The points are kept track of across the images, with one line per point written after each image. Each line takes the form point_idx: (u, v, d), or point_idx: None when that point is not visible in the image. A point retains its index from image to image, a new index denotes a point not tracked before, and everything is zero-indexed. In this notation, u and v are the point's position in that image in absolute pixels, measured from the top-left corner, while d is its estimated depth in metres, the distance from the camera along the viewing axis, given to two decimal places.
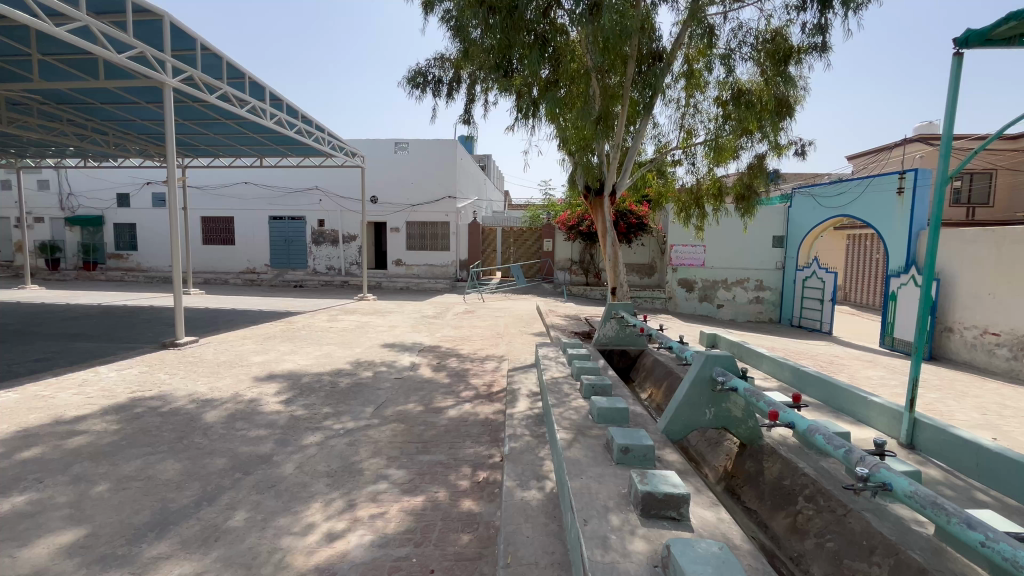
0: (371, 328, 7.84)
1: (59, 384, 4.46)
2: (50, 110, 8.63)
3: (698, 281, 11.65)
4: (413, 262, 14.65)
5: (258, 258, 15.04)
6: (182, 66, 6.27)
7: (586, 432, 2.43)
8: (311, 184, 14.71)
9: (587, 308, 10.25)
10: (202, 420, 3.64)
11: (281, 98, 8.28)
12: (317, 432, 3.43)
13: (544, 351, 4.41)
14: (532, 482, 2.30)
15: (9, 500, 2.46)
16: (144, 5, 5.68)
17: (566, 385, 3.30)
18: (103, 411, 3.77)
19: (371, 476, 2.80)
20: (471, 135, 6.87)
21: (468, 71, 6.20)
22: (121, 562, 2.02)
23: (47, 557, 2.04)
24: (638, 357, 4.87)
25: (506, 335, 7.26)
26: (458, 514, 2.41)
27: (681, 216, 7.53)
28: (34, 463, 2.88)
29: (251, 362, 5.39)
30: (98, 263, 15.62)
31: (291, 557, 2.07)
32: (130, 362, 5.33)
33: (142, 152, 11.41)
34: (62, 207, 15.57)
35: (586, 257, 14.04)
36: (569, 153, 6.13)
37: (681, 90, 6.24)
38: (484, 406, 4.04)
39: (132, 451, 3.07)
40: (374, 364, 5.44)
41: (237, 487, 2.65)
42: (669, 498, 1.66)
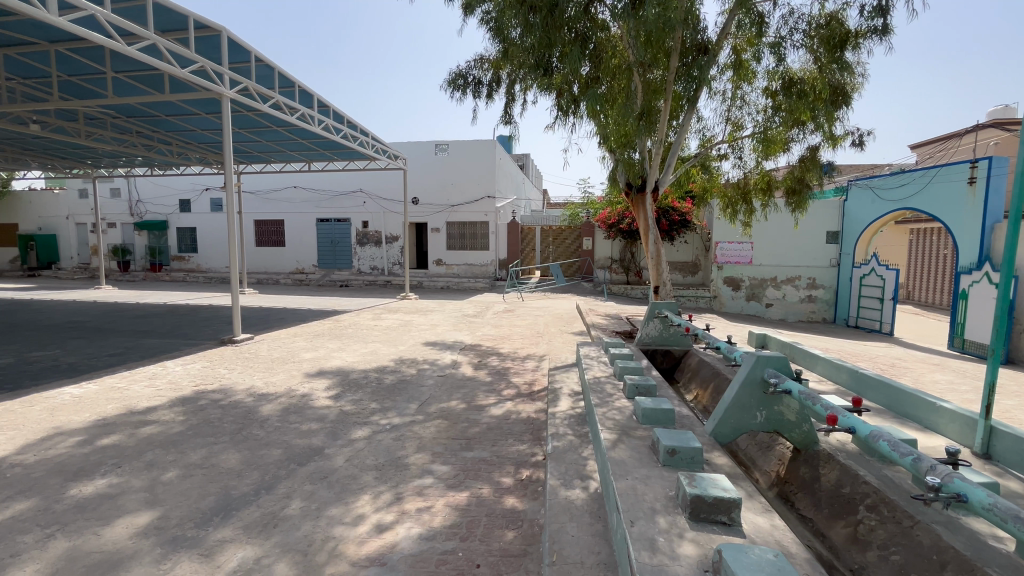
0: (414, 326, 8.03)
1: (132, 377, 4.82)
2: (121, 124, 9.31)
3: (745, 279, 11.21)
4: (453, 262, 14.86)
5: (306, 259, 15.68)
6: (238, 77, 6.62)
7: (631, 433, 2.40)
8: (356, 187, 15.19)
9: (628, 307, 10.07)
10: (258, 413, 3.84)
11: (328, 105, 8.60)
12: (365, 427, 3.56)
13: (586, 351, 4.36)
14: (576, 482, 2.29)
15: (92, 483, 2.69)
16: (205, 21, 6.02)
17: (609, 385, 3.26)
18: (170, 403, 4.05)
19: (417, 471, 2.87)
20: (511, 135, 6.91)
21: (508, 71, 6.23)
22: (190, 544, 2.16)
23: (125, 536, 2.22)
24: (683, 357, 4.74)
25: (546, 334, 7.25)
26: (501, 510, 2.44)
27: (727, 213, 7.27)
28: (112, 449, 3.13)
29: (302, 359, 5.64)
30: (163, 264, 16.76)
31: (344, 546, 2.15)
32: (193, 356, 5.70)
33: (202, 160, 12.14)
34: (131, 213, 16.79)
35: (626, 255, 13.80)
36: (609, 150, 6.05)
37: (728, 82, 6.02)
38: (525, 405, 4.06)
39: (197, 440, 3.28)
40: (417, 361, 5.57)
41: (292, 478, 2.78)
42: (720, 502, 1.62)
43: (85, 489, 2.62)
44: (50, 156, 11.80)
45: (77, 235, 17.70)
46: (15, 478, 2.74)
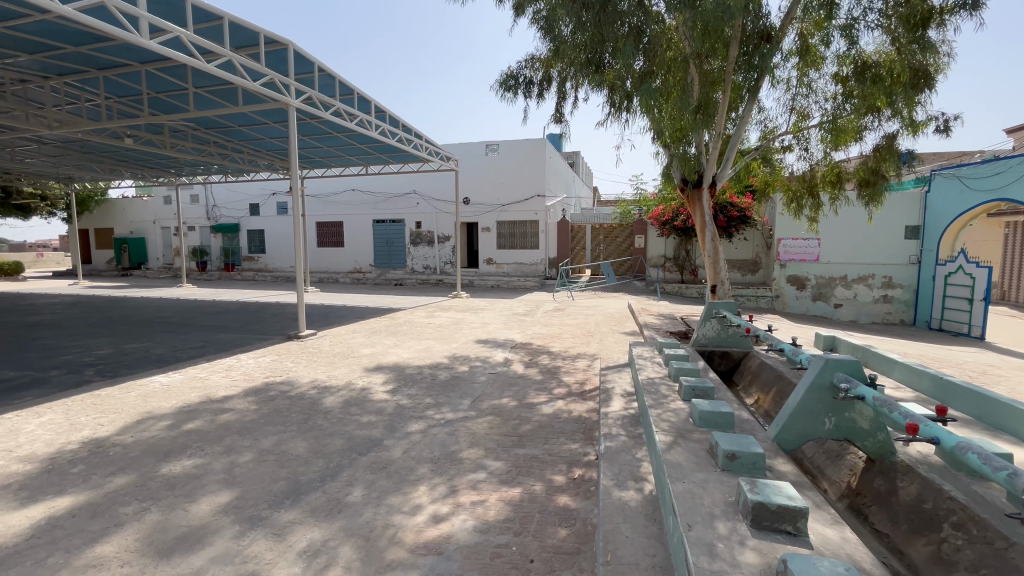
0: (466, 324, 8.18)
1: (211, 368, 5.24)
2: (200, 135, 10.11)
3: (811, 278, 10.55)
4: (503, 261, 15.01)
5: (363, 259, 16.35)
6: (302, 87, 7.00)
7: (688, 436, 2.34)
8: (410, 188, 15.67)
9: (683, 307, 9.77)
10: (322, 404, 4.07)
11: (385, 110, 8.92)
12: (420, 421, 3.68)
13: (639, 351, 4.29)
14: (630, 483, 2.26)
15: (179, 463, 2.96)
16: (274, 36, 6.42)
17: (663, 386, 3.19)
18: (244, 393, 4.37)
19: (471, 465, 2.94)
20: (562, 134, 6.90)
21: (559, 69, 6.20)
22: (264, 524, 2.33)
23: (208, 513, 2.42)
24: (742, 359, 4.54)
25: (597, 334, 7.18)
26: (554, 508, 2.46)
27: (791, 207, 6.88)
28: (196, 433, 3.43)
29: (361, 354, 5.90)
30: (236, 265, 18.03)
31: (403, 534, 2.24)
32: (263, 350, 6.10)
33: (270, 167, 12.94)
34: (208, 217, 18.18)
35: (681, 253, 13.34)
36: (664, 145, 5.87)
37: (794, 69, 5.68)
38: (576, 404, 4.05)
39: (268, 428, 3.52)
40: (469, 359, 5.68)
41: (353, 466, 2.93)
42: (785, 511, 1.54)
43: (174, 468, 2.88)
44: (141, 166, 13.01)
45: (162, 238, 19.39)
46: (117, 456, 3.06)
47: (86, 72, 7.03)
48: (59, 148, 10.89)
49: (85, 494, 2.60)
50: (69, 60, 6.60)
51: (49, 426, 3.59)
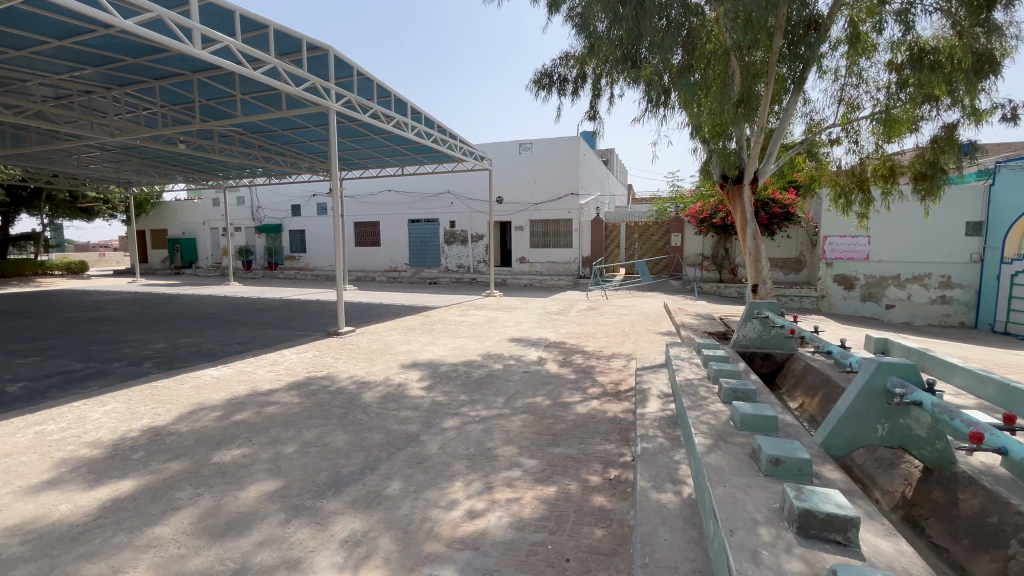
0: (499, 322, 8.23)
1: (257, 363, 5.47)
2: (246, 139, 10.56)
3: (860, 278, 10.04)
4: (536, 259, 15.00)
5: (399, 258, 16.68)
6: (342, 91, 7.19)
7: (728, 439, 2.28)
8: (445, 188, 15.88)
9: (722, 307, 9.50)
10: (361, 399, 4.19)
11: (420, 112, 9.06)
12: (455, 417, 3.73)
13: (677, 351, 4.20)
14: (668, 485, 2.22)
15: (229, 452, 3.11)
16: (315, 42, 6.63)
17: (702, 388, 3.11)
18: (288, 387, 4.54)
19: (506, 462, 2.96)
20: (596, 132, 6.84)
21: (594, 65, 6.15)
22: (308, 512, 2.42)
23: (256, 499, 2.54)
24: (786, 362, 4.37)
25: (632, 333, 7.07)
26: (590, 508, 2.44)
27: (839, 203, 6.57)
28: (244, 424, 3.60)
29: (397, 351, 6.03)
30: (279, 264, 18.76)
31: (440, 528, 2.28)
32: (305, 346, 6.33)
33: (311, 169, 13.37)
34: (253, 218, 18.97)
35: (720, 252, 12.96)
36: (702, 140, 5.72)
37: (843, 58, 5.41)
38: (612, 404, 4.00)
39: (310, 421, 3.65)
40: (503, 357, 5.71)
41: (391, 460, 3.00)
42: (834, 520, 1.48)
43: (225, 457, 3.03)
44: (192, 170, 13.71)
45: (211, 238, 20.39)
46: (173, 444, 3.24)
47: (145, 82, 7.47)
48: (120, 154, 11.62)
49: (145, 478, 2.77)
50: (129, 71, 7.03)
51: (112, 414, 3.84)
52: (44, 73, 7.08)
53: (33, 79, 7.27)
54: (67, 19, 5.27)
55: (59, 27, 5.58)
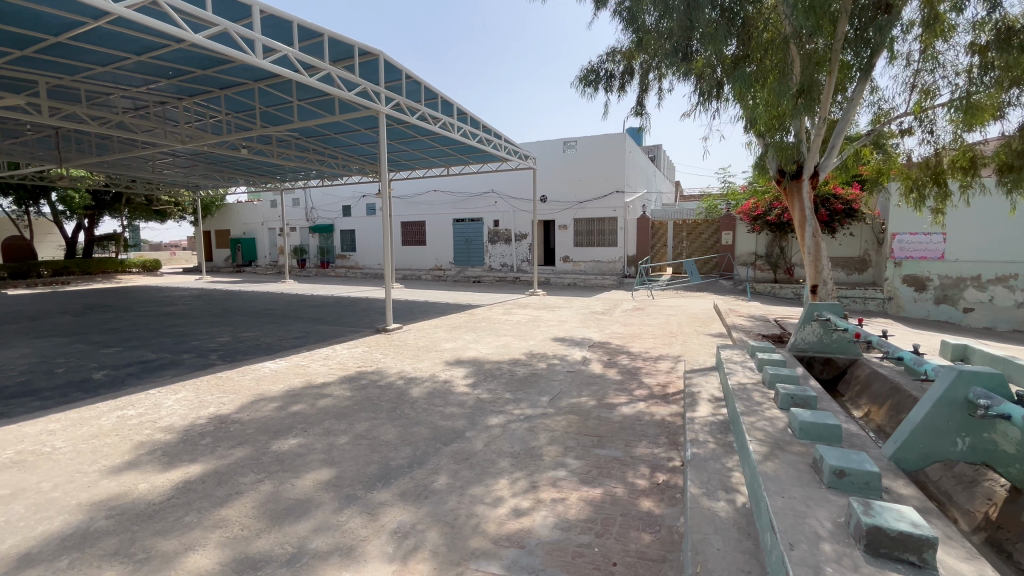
0: (543, 321, 8.21)
1: (311, 357, 5.72)
2: (301, 143, 11.05)
3: (934, 278, 9.29)
4: (580, 258, 14.86)
5: (444, 257, 16.98)
6: (392, 95, 7.39)
7: (786, 447, 2.17)
8: (489, 188, 16.03)
9: (776, 308, 9.07)
10: (408, 394, 4.30)
11: (466, 112, 9.17)
12: (500, 415, 3.76)
13: (728, 354, 4.04)
14: (720, 493, 2.13)
15: (287, 441, 3.27)
16: (366, 48, 6.85)
17: (756, 392, 2.98)
18: (340, 380, 4.73)
19: (550, 462, 2.95)
20: (643, 127, 6.69)
21: (642, 59, 6.02)
22: (360, 502, 2.51)
23: (312, 488, 2.65)
24: (849, 367, 4.12)
25: (680, 335, 6.87)
26: (638, 512, 2.39)
27: (909, 198, 6.12)
28: (300, 415, 3.78)
29: (443, 348, 6.14)
30: (331, 262, 19.54)
31: (486, 524, 2.30)
32: (356, 342, 6.57)
33: (361, 171, 13.86)
34: (307, 219, 19.85)
35: (774, 251, 12.35)
36: (757, 134, 5.47)
37: (916, 42, 5.03)
38: (659, 407, 3.91)
39: (361, 414, 3.78)
40: (547, 356, 5.70)
41: (438, 455, 3.06)
42: (907, 539, 1.37)
43: (283, 446, 3.20)
44: (253, 174, 14.51)
45: (269, 238, 21.52)
46: (236, 432, 3.44)
47: (211, 92, 8.00)
48: (190, 160, 12.50)
49: (212, 463, 2.96)
50: (198, 82, 7.54)
51: (182, 402, 4.14)
52: (126, 87, 7.72)
53: (115, 93, 7.92)
54: (145, 36, 5.71)
55: (138, 44, 6.06)
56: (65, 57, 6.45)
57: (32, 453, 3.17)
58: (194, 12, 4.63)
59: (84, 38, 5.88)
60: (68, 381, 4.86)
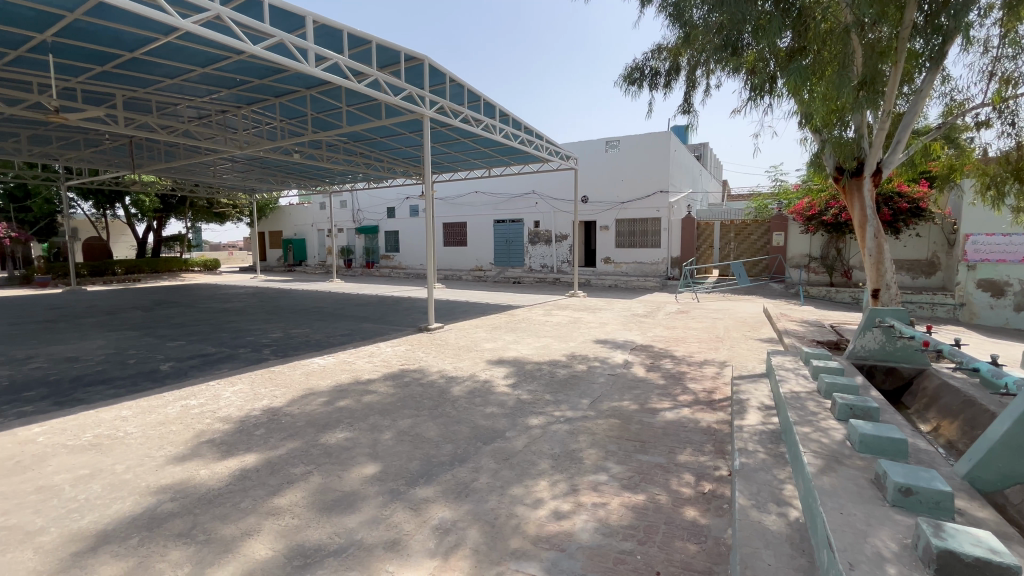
0: (583, 323, 8.13)
1: (357, 354, 5.91)
2: (349, 147, 11.43)
3: (1013, 283, 8.53)
4: (622, 260, 14.62)
5: (485, 257, 17.13)
6: (436, 98, 7.54)
7: (844, 461, 2.06)
8: (530, 189, 16.04)
9: (832, 314, 8.59)
10: (450, 393, 4.36)
11: (509, 114, 9.20)
12: (540, 416, 3.75)
13: (780, 360, 3.86)
14: (772, 506, 2.04)
15: (335, 435, 3.40)
16: (412, 53, 7.01)
17: (811, 401, 2.83)
18: (384, 377, 4.87)
19: (591, 466, 2.91)
20: (689, 126, 6.50)
21: (689, 55, 5.86)
22: (404, 497, 2.57)
23: (359, 481, 2.74)
24: (914, 378, 3.84)
25: (727, 339, 6.62)
26: (682, 521, 2.32)
27: (984, 196, 5.66)
28: (347, 410, 3.91)
29: (484, 348, 6.18)
30: (375, 262, 20.12)
31: (526, 525, 2.30)
32: (399, 340, 6.73)
33: (405, 173, 14.20)
34: (354, 220, 20.53)
35: (830, 252, 11.67)
36: (812, 131, 5.20)
37: (996, 26, 4.62)
38: (704, 413, 3.78)
39: (404, 411, 3.87)
40: (588, 358, 5.64)
41: (479, 454, 3.08)
42: (985, 566, 1.25)
43: (331, 439, 3.32)
44: (304, 177, 15.16)
45: (319, 238, 22.43)
46: (288, 424, 3.61)
47: (268, 100, 8.43)
48: (247, 165, 13.20)
49: (266, 453, 3.11)
50: (256, 91, 7.96)
51: (239, 394, 4.37)
52: (191, 98, 8.25)
53: (182, 103, 8.49)
54: (209, 49, 6.09)
55: (203, 57, 6.47)
56: (139, 70, 6.96)
57: (108, 437, 3.44)
58: (253, 24, 4.86)
59: (155, 53, 6.33)
60: (138, 372, 5.25)
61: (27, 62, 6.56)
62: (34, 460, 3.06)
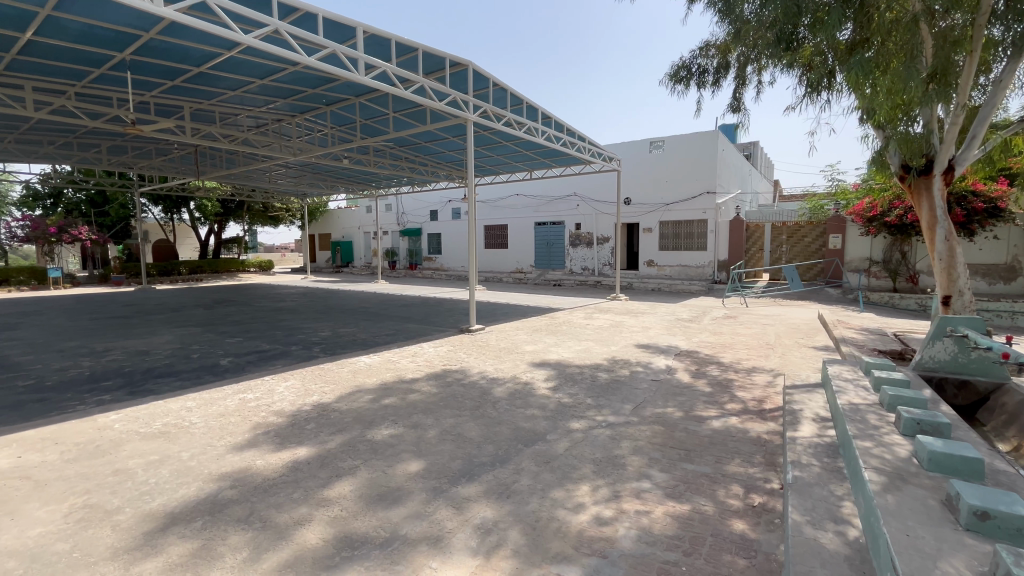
0: (625, 327, 7.99)
1: (401, 354, 6.05)
2: (394, 152, 11.76)
3: None
4: (666, 262, 14.27)
5: (525, 260, 17.17)
6: (479, 103, 7.63)
7: (910, 479, 1.93)
8: (571, 191, 15.96)
9: (895, 322, 8.04)
10: (491, 394, 4.39)
11: (551, 117, 9.20)
12: (582, 421, 3.72)
13: (837, 370, 3.66)
14: (828, 524, 1.93)
15: (380, 431, 3.51)
16: (457, 59, 7.14)
17: (872, 414, 2.66)
18: (427, 377, 4.97)
19: (634, 473, 2.86)
20: (739, 124, 6.27)
21: (739, 52, 5.68)
22: (447, 495, 2.62)
23: (404, 477, 2.81)
24: (991, 393, 3.53)
25: (779, 347, 6.33)
26: (729, 534, 2.25)
27: None
28: (392, 408, 4.02)
29: (524, 351, 6.19)
30: (418, 264, 20.60)
31: (568, 529, 2.29)
32: (442, 341, 6.85)
33: (448, 177, 14.44)
34: (399, 223, 21.09)
35: (894, 256, 10.95)
36: (874, 127, 4.90)
37: None
38: (754, 423, 3.63)
39: (446, 411, 3.93)
40: (631, 363, 5.54)
41: (520, 455, 3.10)
42: None
43: (377, 435, 3.43)
44: (352, 182, 15.71)
45: (365, 241, 23.19)
46: (336, 420, 3.75)
47: (319, 108, 8.79)
48: (299, 171, 13.83)
49: (317, 447, 3.25)
50: (309, 100, 8.33)
51: (292, 389, 4.59)
52: (250, 108, 8.74)
53: (242, 113, 9.01)
54: (268, 62, 6.43)
55: (262, 69, 6.84)
56: (205, 84, 7.45)
57: (175, 426, 3.69)
58: (308, 37, 5.09)
59: (220, 67, 6.75)
60: (201, 366, 5.60)
61: (108, 79, 7.15)
62: (111, 445, 3.33)
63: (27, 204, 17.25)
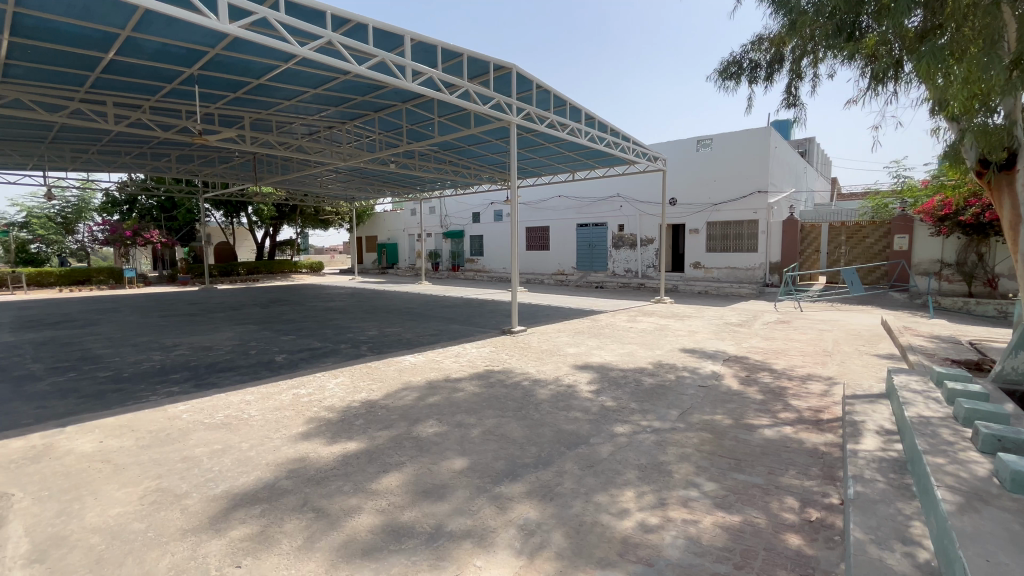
0: (670, 331, 7.80)
1: (444, 354, 6.16)
2: (438, 155, 11.99)
3: None
4: (713, 265, 13.82)
5: (567, 262, 17.07)
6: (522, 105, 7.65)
7: (989, 500, 1.78)
8: (615, 192, 15.72)
9: (970, 329, 7.43)
10: (533, 396, 4.39)
11: (594, 117, 9.11)
12: (626, 425, 3.65)
13: (904, 380, 3.42)
14: (895, 544, 1.81)
15: (424, 428, 3.58)
16: (501, 63, 7.21)
17: (944, 428, 2.47)
18: (470, 377, 5.03)
19: (681, 481, 2.78)
20: (795, 119, 5.98)
21: (794, 44, 5.42)
22: (491, 494, 2.64)
23: (449, 474, 2.86)
24: None
25: (837, 354, 5.98)
26: (784, 549, 2.14)
27: None
28: (436, 406, 4.10)
29: (567, 353, 6.15)
30: (460, 265, 20.95)
31: (612, 534, 2.26)
32: (484, 342, 6.92)
33: (490, 179, 14.58)
34: (442, 225, 21.49)
35: (969, 257, 10.09)
36: (947, 119, 4.54)
37: None
38: (810, 434, 3.45)
39: (489, 411, 3.97)
40: (677, 368, 5.39)
41: (563, 458, 3.08)
42: None
43: (421, 432, 3.50)
44: (398, 185, 16.16)
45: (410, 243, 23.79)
46: (383, 416, 3.86)
47: (368, 114, 9.10)
48: (349, 176, 14.37)
49: (366, 441, 3.36)
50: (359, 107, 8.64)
51: (341, 386, 4.77)
52: (304, 116, 9.17)
53: (297, 122, 9.46)
54: (321, 71, 6.72)
55: (315, 79, 7.15)
56: (264, 95, 7.89)
57: (235, 418, 3.92)
58: (359, 47, 5.26)
59: (277, 78, 7.12)
60: (258, 362, 5.92)
61: (178, 93, 7.70)
62: (180, 434, 3.57)
63: (107, 211, 18.84)
